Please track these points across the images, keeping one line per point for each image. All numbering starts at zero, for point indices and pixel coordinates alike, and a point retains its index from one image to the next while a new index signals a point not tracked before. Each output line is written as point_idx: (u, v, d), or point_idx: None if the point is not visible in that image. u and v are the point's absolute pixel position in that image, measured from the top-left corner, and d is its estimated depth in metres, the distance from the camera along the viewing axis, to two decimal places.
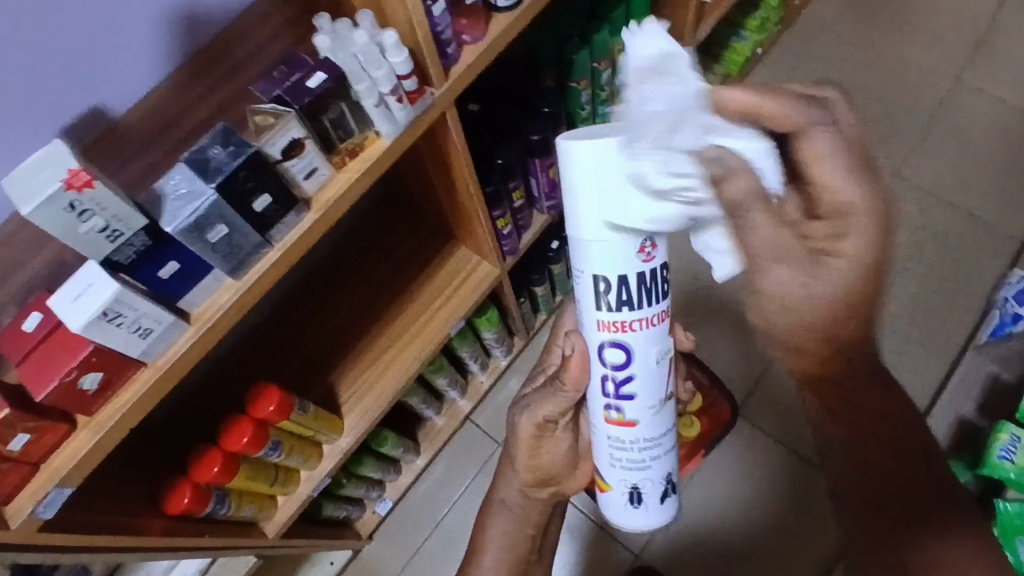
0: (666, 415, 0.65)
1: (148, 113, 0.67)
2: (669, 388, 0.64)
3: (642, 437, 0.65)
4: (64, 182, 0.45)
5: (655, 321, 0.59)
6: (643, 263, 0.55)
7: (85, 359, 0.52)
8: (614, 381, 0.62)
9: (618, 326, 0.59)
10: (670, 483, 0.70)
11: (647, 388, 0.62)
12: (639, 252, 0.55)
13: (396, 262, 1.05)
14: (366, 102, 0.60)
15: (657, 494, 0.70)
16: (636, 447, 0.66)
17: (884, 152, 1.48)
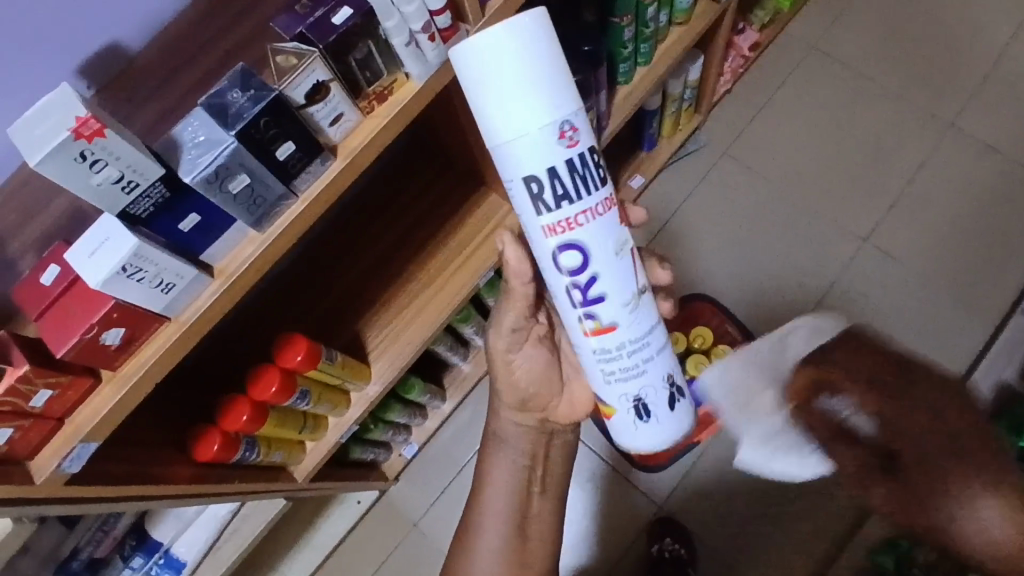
0: (647, 313, 0.57)
1: (165, 52, 0.63)
2: (640, 278, 0.57)
3: (627, 340, 0.56)
4: (72, 131, 0.41)
5: (604, 208, 0.53)
6: (569, 151, 0.50)
7: (107, 315, 0.50)
8: (580, 289, 0.55)
9: (565, 225, 0.52)
10: (679, 388, 0.60)
11: (619, 282, 0.55)
12: (560, 137, 0.49)
13: (425, 209, 1.02)
14: (396, 41, 0.54)
15: (666, 404, 0.60)
16: (624, 355, 0.57)
17: (945, 98, 1.38)
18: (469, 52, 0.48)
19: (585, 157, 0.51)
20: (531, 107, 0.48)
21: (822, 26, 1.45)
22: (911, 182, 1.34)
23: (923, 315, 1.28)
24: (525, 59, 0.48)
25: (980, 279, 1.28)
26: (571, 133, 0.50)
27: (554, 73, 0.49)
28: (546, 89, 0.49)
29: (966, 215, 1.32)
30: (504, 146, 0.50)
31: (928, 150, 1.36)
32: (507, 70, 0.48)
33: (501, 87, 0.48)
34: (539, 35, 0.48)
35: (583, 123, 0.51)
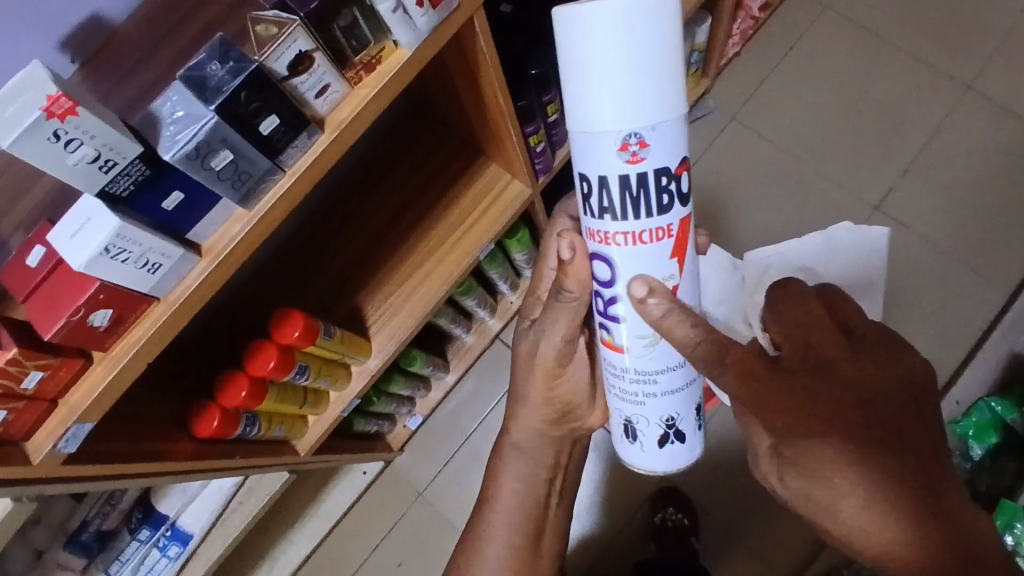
0: (665, 353, 0.56)
1: (147, 21, 0.60)
2: None
3: (633, 368, 0.57)
4: (44, 111, 0.40)
5: (653, 238, 0.51)
6: (628, 165, 0.48)
7: (93, 297, 0.49)
8: (602, 299, 0.56)
9: (603, 237, 0.52)
10: (676, 432, 0.59)
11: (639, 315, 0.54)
12: (622, 148, 0.48)
13: (423, 180, 1.00)
14: (381, 7, 0.52)
15: (656, 441, 0.60)
16: (627, 379, 0.58)
17: (964, 57, 1.33)
18: (584, 15, 0.44)
19: (647, 178, 0.49)
20: (626, 96, 0.46)
21: None
22: (926, 147, 1.30)
23: (933, 284, 1.25)
24: (635, 42, 0.44)
25: (993, 247, 1.25)
26: (653, 139, 0.48)
27: (657, 70, 0.46)
28: (649, 83, 0.46)
29: (981, 180, 1.28)
30: (586, 118, 0.47)
31: (943, 113, 1.31)
32: (609, 58, 0.45)
33: (604, 63, 0.45)
34: (658, 22, 0.44)
35: (657, 140, 0.48)
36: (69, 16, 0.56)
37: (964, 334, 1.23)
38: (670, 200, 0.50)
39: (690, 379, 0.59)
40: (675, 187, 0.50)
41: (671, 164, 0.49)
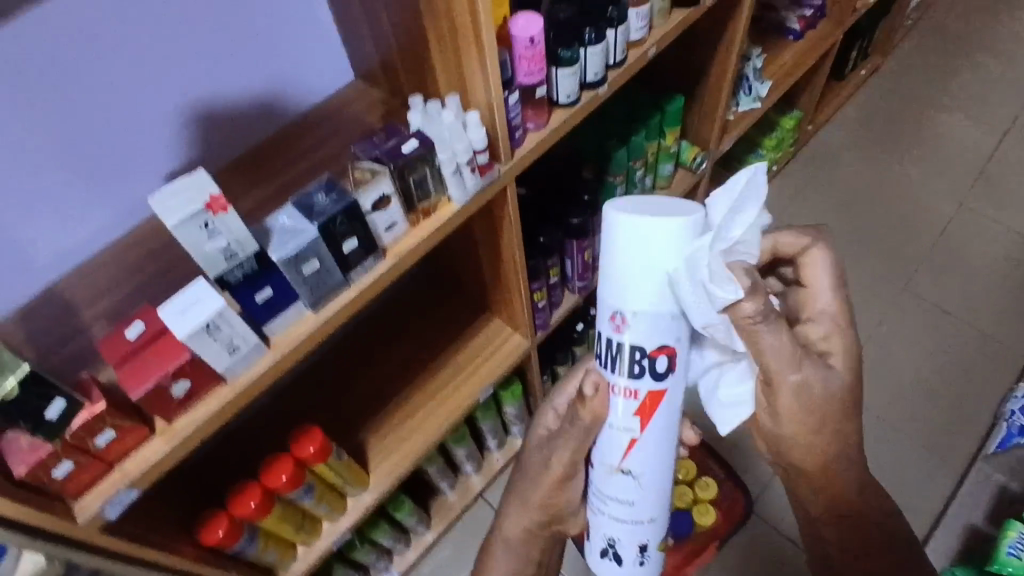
0: (616, 486, 0.69)
1: (254, 166, 0.79)
2: (627, 463, 0.67)
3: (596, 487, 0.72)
4: (206, 205, 0.53)
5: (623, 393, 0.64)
6: (613, 332, 0.62)
7: (180, 367, 0.58)
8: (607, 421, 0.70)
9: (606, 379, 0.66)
10: (614, 552, 0.74)
11: (603, 448, 0.68)
12: (612, 319, 0.62)
13: (436, 327, 1.13)
14: (446, 170, 0.69)
15: (598, 551, 0.75)
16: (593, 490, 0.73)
17: (894, 265, 1.58)
18: (620, 220, 0.58)
19: (624, 346, 0.62)
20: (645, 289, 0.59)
21: (783, 201, 1.70)
22: (872, 336, 1.49)
23: (892, 459, 1.36)
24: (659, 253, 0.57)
25: (942, 430, 1.38)
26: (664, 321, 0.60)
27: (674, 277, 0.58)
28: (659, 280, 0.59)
29: (923, 368, 1.45)
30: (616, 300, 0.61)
31: (883, 311, 1.53)
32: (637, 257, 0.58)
33: (634, 262, 0.58)
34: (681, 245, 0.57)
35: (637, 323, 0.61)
36: None
37: (926, 511, 1.30)
38: (641, 370, 0.63)
39: (639, 520, 0.71)
40: (649, 363, 0.62)
41: (647, 347, 0.61)
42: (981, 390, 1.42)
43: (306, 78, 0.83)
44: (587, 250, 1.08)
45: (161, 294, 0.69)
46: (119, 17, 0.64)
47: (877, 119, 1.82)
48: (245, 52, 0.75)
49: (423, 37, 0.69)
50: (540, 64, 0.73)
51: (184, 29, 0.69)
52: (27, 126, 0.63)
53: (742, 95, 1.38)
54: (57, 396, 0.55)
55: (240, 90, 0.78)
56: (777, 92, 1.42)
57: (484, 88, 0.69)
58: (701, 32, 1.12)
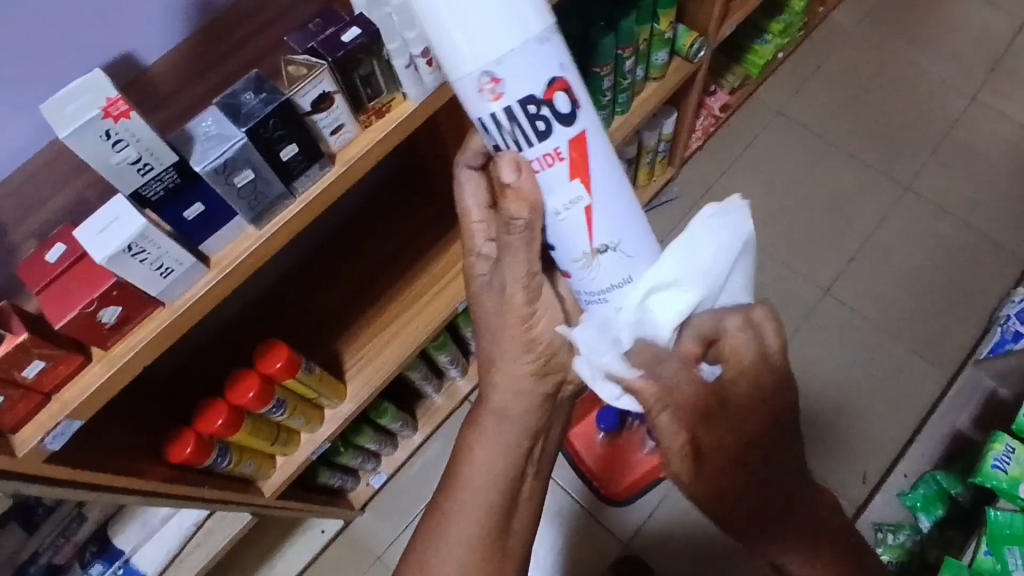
0: (606, 270, 0.58)
1: (183, 60, 0.69)
2: (597, 238, 0.57)
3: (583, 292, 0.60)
4: (102, 110, 0.46)
5: (545, 164, 0.53)
6: (492, 103, 0.50)
7: (106, 292, 0.53)
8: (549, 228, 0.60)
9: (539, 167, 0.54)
10: None
11: (562, 241, 0.57)
12: (482, 90, 0.50)
13: (411, 233, 1.07)
14: (396, 62, 0.60)
15: None
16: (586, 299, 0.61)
17: (899, 162, 1.50)
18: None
19: (513, 111, 0.51)
20: (489, 17, 0.48)
21: (786, 94, 1.58)
22: (870, 239, 1.43)
23: (879, 362, 1.34)
24: None
25: (932, 333, 1.35)
26: (537, 53, 0.50)
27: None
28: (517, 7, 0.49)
29: (918, 270, 1.41)
30: (464, 63, 0.49)
31: (884, 210, 1.46)
32: None
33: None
34: None
35: (510, 74, 0.50)
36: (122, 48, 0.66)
37: (910, 413, 1.30)
38: (546, 125, 0.52)
39: (615, 280, 0.59)
40: (550, 110, 0.52)
41: (538, 92, 0.51)
42: (976, 293, 1.38)
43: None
44: None
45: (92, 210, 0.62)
46: None
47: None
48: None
49: None
50: None
51: None
52: None
53: None
54: None
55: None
56: None
57: None
58: None
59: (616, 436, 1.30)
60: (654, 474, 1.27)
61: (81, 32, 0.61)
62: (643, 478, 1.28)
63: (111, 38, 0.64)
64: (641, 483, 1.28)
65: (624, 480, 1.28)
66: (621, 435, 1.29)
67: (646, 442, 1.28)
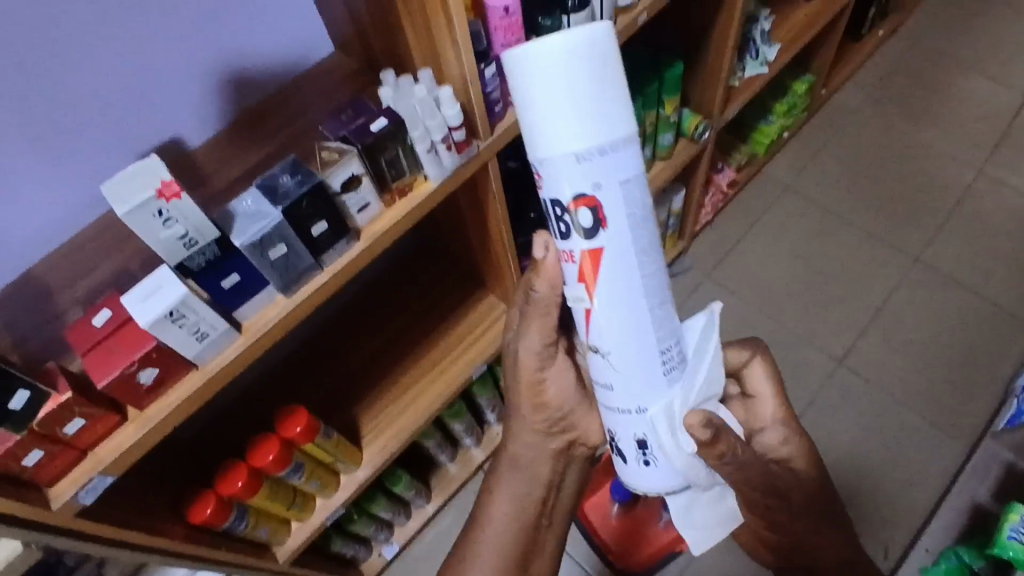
0: (597, 367, 0.60)
1: (226, 144, 0.77)
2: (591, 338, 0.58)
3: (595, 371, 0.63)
4: (157, 192, 0.51)
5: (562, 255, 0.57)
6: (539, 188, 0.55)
7: (146, 355, 0.57)
8: None
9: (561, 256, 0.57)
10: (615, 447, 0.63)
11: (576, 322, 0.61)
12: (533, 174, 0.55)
13: (430, 302, 1.12)
14: (419, 148, 0.67)
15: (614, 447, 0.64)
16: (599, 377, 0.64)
17: (908, 235, 1.53)
18: (529, 61, 0.50)
19: (547, 203, 0.55)
20: (573, 118, 0.50)
21: (793, 170, 1.64)
22: (881, 309, 1.45)
23: (897, 434, 1.33)
24: (576, 84, 0.49)
25: (949, 403, 1.35)
26: (596, 162, 0.51)
27: (602, 109, 0.50)
28: (578, 119, 0.50)
29: (932, 341, 1.41)
30: (547, 153, 0.52)
31: (894, 281, 1.48)
32: (556, 97, 0.50)
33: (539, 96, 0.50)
34: (594, 69, 0.49)
35: (549, 175, 0.53)
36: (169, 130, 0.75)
37: (930, 486, 1.28)
38: (566, 228, 0.55)
39: (627, 409, 0.60)
40: (573, 218, 0.54)
41: (566, 198, 0.53)
42: (993, 363, 1.38)
43: (287, 46, 0.80)
44: None
45: (133, 277, 0.68)
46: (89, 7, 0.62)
47: (895, 81, 1.74)
48: (224, 18, 0.72)
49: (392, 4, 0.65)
50: (518, 33, 0.69)
51: None
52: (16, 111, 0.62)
53: (748, 60, 1.32)
54: (21, 387, 0.54)
55: (216, 61, 0.75)
56: (787, 54, 1.36)
57: (456, 59, 0.65)
58: None
59: (633, 507, 1.25)
60: (670, 546, 1.24)
61: (128, 121, 0.71)
62: (660, 550, 1.24)
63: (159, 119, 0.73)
64: (658, 555, 1.25)
65: (642, 554, 1.24)
66: (637, 506, 1.25)
67: (663, 513, 1.24)
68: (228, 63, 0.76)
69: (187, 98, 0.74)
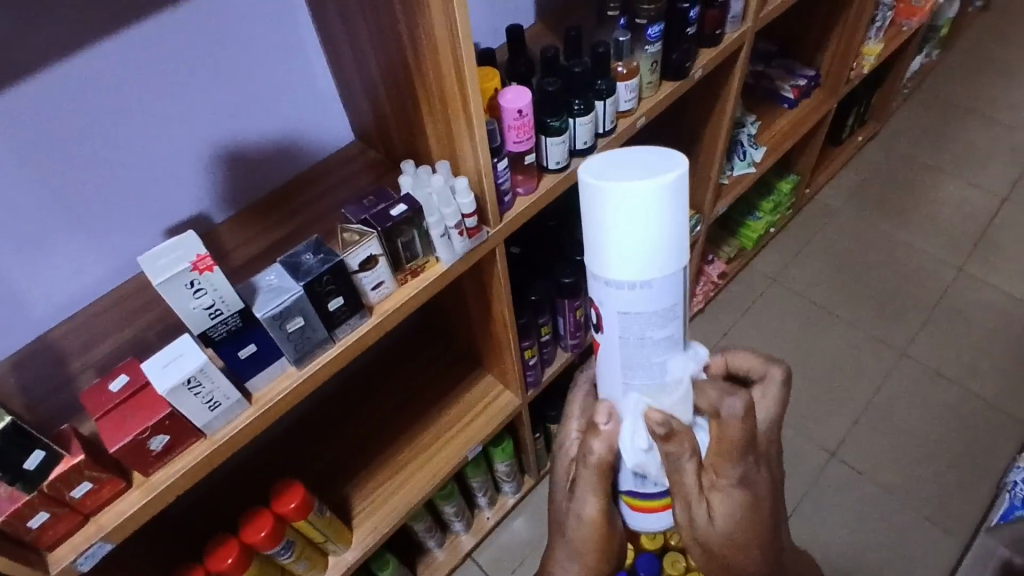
0: None
1: (248, 222, 0.82)
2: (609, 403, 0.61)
3: None
4: (192, 264, 0.55)
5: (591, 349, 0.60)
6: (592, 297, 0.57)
7: (160, 421, 0.59)
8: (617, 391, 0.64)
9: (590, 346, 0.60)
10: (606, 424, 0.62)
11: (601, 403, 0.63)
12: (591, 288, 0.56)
13: (428, 381, 1.13)
14: (433, 232, 0.71)
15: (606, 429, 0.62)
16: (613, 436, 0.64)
17: (894, 330, 1.58)
18: (611, 189, 0.48)
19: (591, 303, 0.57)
20: (633, 255, 0.49)
21: (781, 263, 1.71)
22: (871, 401, 1.48)
23: (892, 530, 1.32)
24: (652, 221, 0.48)
25: (943, 499, 1.35)
26: (642, 292, 0.51)
27: (670, 248, 0.50)
28: (645, 255, 0.49)
29: (923, 434, 1.43)
30: (598, 270, 0.52)
31: (882, 375, 1.51)
32: (628, 227, 0.48)
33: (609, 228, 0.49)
34: (670, 208, 0.48)
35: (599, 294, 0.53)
36: (196, 208, 0.80)
37: None
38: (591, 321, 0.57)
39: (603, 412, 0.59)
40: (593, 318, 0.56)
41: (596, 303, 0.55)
42: (983, 458, 1.39)
43: (311, 136, 0.87)
44: (578, 308, 1.09)
45: (150, 345, 0.70)
46: (133, 97, 0.68)
47: (876, 183, 1.85)
48: (252, 111, 0.79)
49: (416, 103, 0.72)
50: (529, 133, 0.75)
51: (199, 85, 0.72)
52: (59, 188, 0.68)
53: (736, 160, 1.41)
54: (38, 447, 0.55)
55: (247, 147, 0.81)
56: (772, 157, 1.45)
57: (472, 154, 0.71)
58: (694, 99, 1.16)
59: None
60: None
61: (159, 199, 0.76)
62: None
63: (187, 197, 0.79)
64: None
65: None
66: None
67: None
68: (256, 147, 0.82)
69: (214, 178, 0.80)
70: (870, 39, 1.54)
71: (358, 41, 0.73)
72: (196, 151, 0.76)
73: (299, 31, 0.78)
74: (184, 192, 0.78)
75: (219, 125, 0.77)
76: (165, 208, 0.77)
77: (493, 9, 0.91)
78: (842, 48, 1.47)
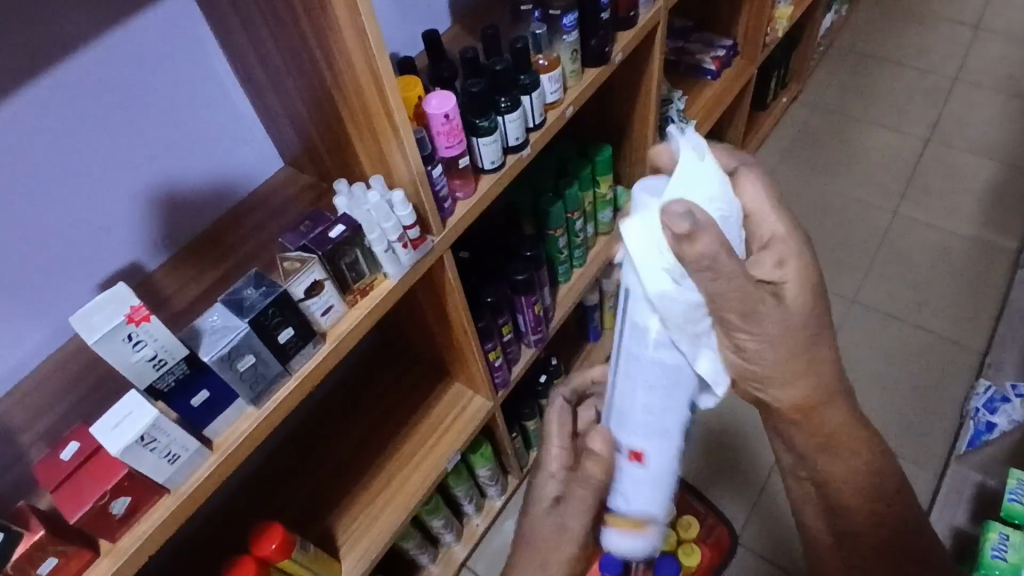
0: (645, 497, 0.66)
1: (184, 265, 0.79)
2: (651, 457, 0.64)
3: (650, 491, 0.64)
4: (127, 317, 0.53)
5: None
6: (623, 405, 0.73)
7: (118, 483, 0.56)
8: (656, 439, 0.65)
9: None
10: None
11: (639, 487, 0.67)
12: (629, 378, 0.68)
13: (399, 398, 1.12)
14: (377, 248, 0.70)
15: None
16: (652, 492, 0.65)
17: (843, 279, 1.63)
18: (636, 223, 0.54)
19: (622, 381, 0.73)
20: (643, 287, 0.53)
21: None
22: (831, 350, 1.52)
23: None
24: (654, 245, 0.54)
25: (911, 434, 1.40)
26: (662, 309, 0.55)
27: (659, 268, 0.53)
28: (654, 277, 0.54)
29: (884, 373, 1.48)
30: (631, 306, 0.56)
31: (838, 324, 1.56)
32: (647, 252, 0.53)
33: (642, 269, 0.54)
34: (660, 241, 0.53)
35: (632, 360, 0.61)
36: (127, 257, 0.77)
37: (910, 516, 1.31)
38: None
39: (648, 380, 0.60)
40: None
41: None
42: (941, 389, 1.45)
43: (239, 169, 0.84)
44: (536, 303, 1.10)
45: (100, 405, 0.67)
46: (45, 154, 0.65)
47: (805, 141, 1.90)
48: (174, 152, 0.76)
49: (340, 120, 0.71)
50: (459, 136, 0.75)
51: (104, 136, 0.69)
52: None
53: (669, 136, 1.44)
54: None
55: (172, 190, 0.78)
56: (703, 128, 1.48)
57: (404, 164, 0.70)
58: (619, 82, 1.17)
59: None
60: None
61: (83, 256, 0.72)
62: None
63: (116, 249, 0.75)
64: None
65: None
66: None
67: None
68: (182, 188, 0.79)
69: (142, 226, 0.77)
70: (780, 3, 1.59)
71: (273, 67, 0.71)
72: (120, 199, 0.73)
73: (204, 63, 0.75)
74: (115, 242, 0.75)
75: (143, 170, 0.74)
76: (93, 264, 0.74)
77: (407, 18, 0.90)
78: (756, 14, 1.51)
